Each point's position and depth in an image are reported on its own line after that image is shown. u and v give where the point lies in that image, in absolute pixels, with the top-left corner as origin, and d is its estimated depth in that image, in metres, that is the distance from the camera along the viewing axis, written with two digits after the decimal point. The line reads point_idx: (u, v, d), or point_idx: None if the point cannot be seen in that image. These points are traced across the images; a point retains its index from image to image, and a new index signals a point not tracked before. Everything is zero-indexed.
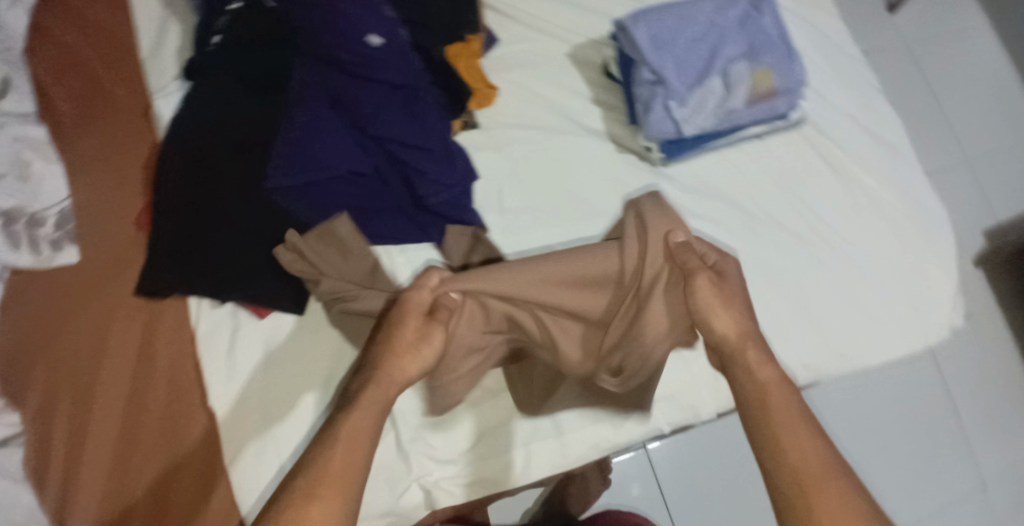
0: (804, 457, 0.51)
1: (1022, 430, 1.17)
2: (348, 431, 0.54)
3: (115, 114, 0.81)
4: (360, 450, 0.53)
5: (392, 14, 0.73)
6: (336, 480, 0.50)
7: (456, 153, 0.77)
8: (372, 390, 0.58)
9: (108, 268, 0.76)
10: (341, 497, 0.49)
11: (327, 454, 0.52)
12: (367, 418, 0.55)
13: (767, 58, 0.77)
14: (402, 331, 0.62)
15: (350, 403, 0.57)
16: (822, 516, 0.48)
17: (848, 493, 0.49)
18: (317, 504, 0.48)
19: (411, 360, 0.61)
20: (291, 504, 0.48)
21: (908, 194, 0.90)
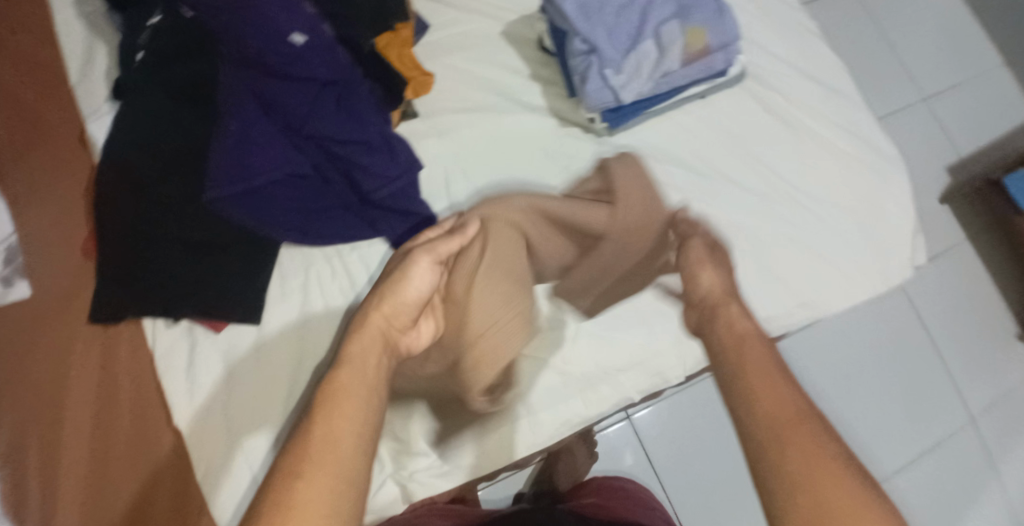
0: (776, 402, 0.49)
1: (1000, 357, 1.18)
2: (334, 394, 0.51)
3: (47, 142, 0.79)
4: (349, 418, 0.50)
5: (314, 10, 0.71)
6: (328, 452, 0.47)
7: (396, 144, 0.75)
8: (355, 338, 0.57)
9: (59, 299, 0.74)
10: (332, 471, 0.46)
11: (312, 430, 0.49)
12: (353, 378, 0.53)
13: (697, 16, 0.76)
14: (391, 273, 0.62)
15: (347, 358, 0.55)
16: (794, 461, 0.45)
17: (820, 436, 0.47)
18: (303, 481, 0.45)
19: (400, 305, 0.61)
20: (275, 487, 0.45)
21: (855, 137, 0.90)
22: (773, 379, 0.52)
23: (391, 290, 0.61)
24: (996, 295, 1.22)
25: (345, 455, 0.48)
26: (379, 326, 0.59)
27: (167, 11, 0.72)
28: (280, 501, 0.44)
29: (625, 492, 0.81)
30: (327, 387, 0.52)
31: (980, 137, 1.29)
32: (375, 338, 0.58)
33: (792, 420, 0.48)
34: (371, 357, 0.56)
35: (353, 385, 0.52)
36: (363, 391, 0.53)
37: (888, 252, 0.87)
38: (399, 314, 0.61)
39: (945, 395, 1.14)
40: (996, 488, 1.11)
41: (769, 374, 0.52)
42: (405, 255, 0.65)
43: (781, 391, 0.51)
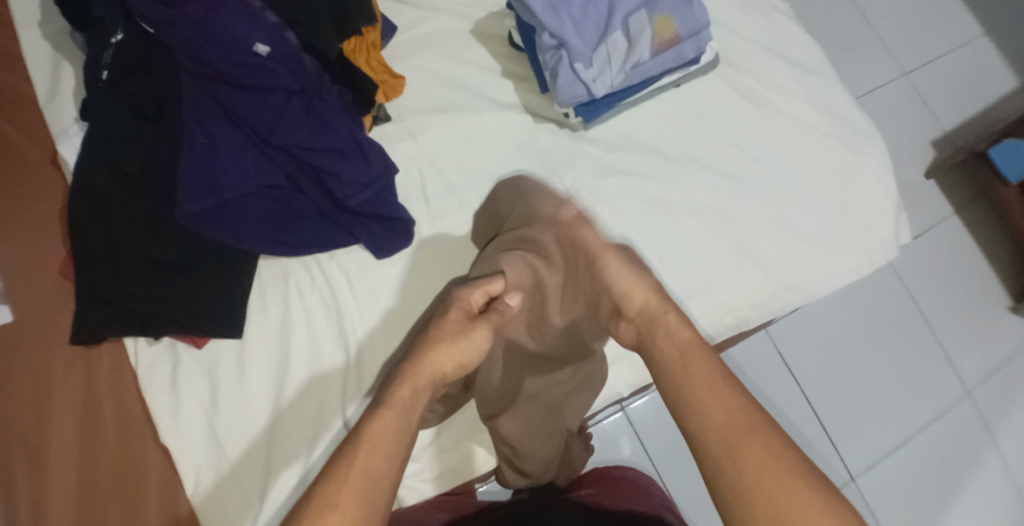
0: (720, 413, 0.49)
1: (993, 328, 1.18)
2: (372, 434, 0.49)
3: (18, 166, 0.78)
4: (385, 456, 0.48)
5: (275, 18, 0.71)
6: (358, 484, 0.46)
7: (369, 147, 0.74)
8: (400, 384, 0.54)
9: (36, 320, 0.74)
10: (361, 506, 0.45)
11: (344, 464, 0.47)
12: (388, 423, 0.50)
13: (664, 3, 0.76)
14: (447, 327, 0.60)
15: (382, 400, 0.53)
16: (749, 475, 0.46)
17: (776, 445, 0.47)
18: (335, 514, 0.44)
19: (450, 358, 0.58)
20: (306, 514, 0.44)
21: (833, 116, 0.89)
22: (719, 388, 0.51)
23: (448, 346, 0.58)
24: (987, 267, 1.22)
25: (376, 493, 0.46)
26: (430, 371, 0.56)
27: (129, 28, 0.72)
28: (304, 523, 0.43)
29: (626, 481, 0.76)
30: (361, 431, 0.49)
31: (962, 110, 1.29)
32: (420, 383, 0.55)
33: (746, 429, 0.48)
34: (415, 402, 0.54)
35: (388, 429, 0.50)
36: (399, 433, 0.50)
37: (871, 232, 0.87)
38: (448, 371, 0.58)
39: (940, 370, 1.14)
40: (994, 459, 1.12)
41: (717, 381, 0.51)
42: (465, 308, 0.62)
43: (724, 396, 0.50)
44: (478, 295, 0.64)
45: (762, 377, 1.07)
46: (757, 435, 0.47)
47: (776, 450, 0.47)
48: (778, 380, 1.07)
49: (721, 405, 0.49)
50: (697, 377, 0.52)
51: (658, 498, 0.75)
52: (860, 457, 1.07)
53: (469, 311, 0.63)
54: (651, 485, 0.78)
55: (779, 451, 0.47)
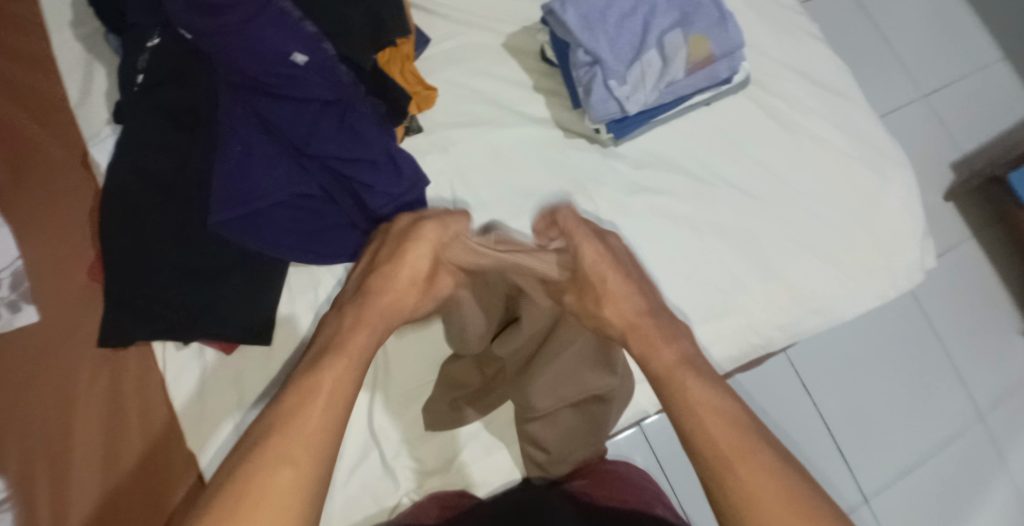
0: (713, 440, 0.50)
1: (1007, 353, 1.18)
2: (322, 383, 0.52)
3: (50, 167, 0.78)
4: (331, 406, 0.51)
5: (314, 28, 0.69)
6: (306, 434, 0.49)
7: (401, 159, 0.74)
8: (353, 334, 0.58)
9: (63, 324, 0.73)
10: (311, 456, 0.48)
11: (292, 415, 0.50)
12: (338, 374, 0.54)
13: (699, 24, 0.77)
14: (403, 268, 0.64)
15: (331, 352, 0.56)
16: (744, 484, 0.47)
17: (771, 463, 0.48)
18: (287, 469, 0.47)
19: (402, 302, 0.64)
20: (261, 470, 0.46)
21: (860, 138, 0.90)
22: (716, 413, 0.52)
23: (392, 290, 0.64)
24: (1002, 291, 1.22)
25: (320, 443, 0.49)
26: (379, 319, 0.61)
27: (166, 34, 0.72)
28: (250, 475, 0.46)
29: (621, 478, 0.75)
30: (313, 382, 0.53)
31: (981, 133, 1.29)
32: (367, 330, 0.60)
33: (733, 454, 0.49)
34: (367, 352, 0.58)
35: (340, 380, 0.53)
36: (348, 382, 0.54)
37: (895, 255, 0.87)
38: (403, 313, 0.64)
39: (955, 393, 1.14)
40: (1005, 483, 1.11)
41: (716, 409, 0.52)
42: (424, 249, 0.65)
43: (718, 422, 0.51)
44: (438, 233, 0.65)
45: (779, 397, 1.07)
46: (746, 460, 0.48)
47: (770, 470, 0.48)
48: (796, 400, 1.07)
49: (716, 430, 0.51)
50: (691, 399, 0.53)
51: (652, 495, 0.74)
52: (874, 479, 1.07)
53: (432, 254, 0.65)
54: (648, 483, 0.77)
55: (769, 475, 0.48)
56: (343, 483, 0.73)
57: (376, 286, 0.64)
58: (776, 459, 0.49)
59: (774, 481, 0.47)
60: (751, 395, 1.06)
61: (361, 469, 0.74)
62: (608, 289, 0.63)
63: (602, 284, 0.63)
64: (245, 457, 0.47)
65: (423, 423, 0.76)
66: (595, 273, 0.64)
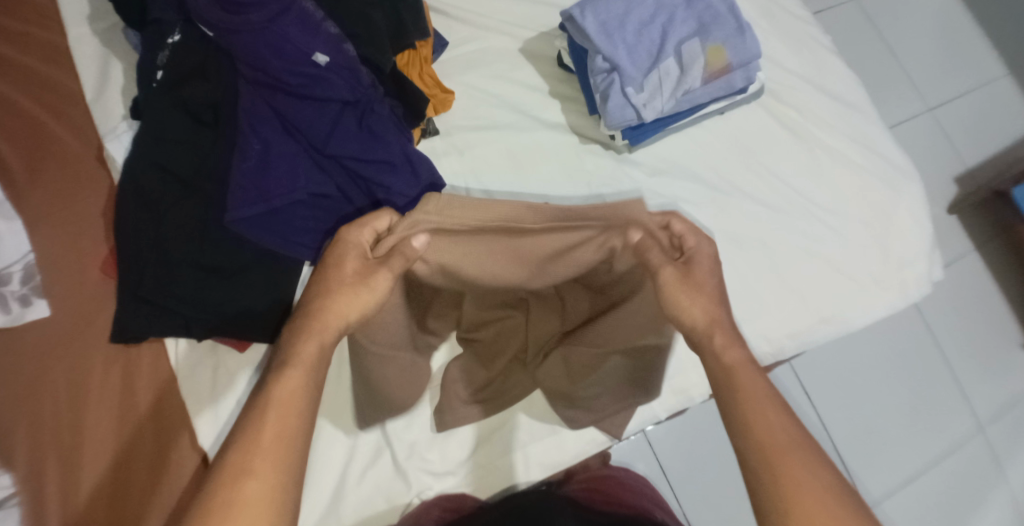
0: (764, 427, 0.51)
1: (1006, 365, 1.19)
2: (279, 390, 0.51)
3: (65, 162, 0.78)
4: (284, 424, 0.49)
5: (335, 29, 0.71)
6: (270, 449, 0.48)
7: (419, 161, 0.75)
8: (304, 341, 0.55)
9: (75, 320, 0.73)
10: (279, 467, 0.47)
11: (258, 429, 0.48)
12: (295, 389, 0.51)
13: (717, 34, 0.78)
14: (345, 273, 0.60)
15: (283, 360, 0.54)
16: (789, 479, 0.48)
17: (811, 461, 0.48)
18: (252, 481, 0.46)
19: (349, 307, 0.59)
20: (223, 484, 0.46)
21: (869, 148, 0.91)
22: (766, 403, 0.52)
23: (326, 290, 0.59)
24: (1003, 303, 1.23)
25: (291, 448, 0.49)
26: (326, 323, 0.57)
27: (187, 30, 0.72)
28: (228, 497, 0.45)
29: (623, 487, 0.78)
30: (268, 391, 0.51)
31: (985, 146, 1.30)
32: (317, 336, 0.56)
33: (781, 447, 0.49)
34: (317, 355, 0.55)
35: (293, 392, 0.51)
36: (310, 384, 0.52)
37: (904, 265, 0.88)
38: (351, 321, 0.59)
39: (956, 404, 1.15)
40: (1005, 495, 1.11)
41: (764, 399, 0.52)
42: (358, 253, 0.62)
43: (776, 414, 0.51)
44: (364, 235, 0.64)
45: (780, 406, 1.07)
46: (794, 454, 0.49)
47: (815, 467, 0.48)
48: (799, 409, 1.08)
49: (769, 420, 0.51)
50: (747, 387, 0.53)
51: (651, 500, 0.78)
52: (877, 486, 1.08)
53: (363, 253, 0.63)
54: (645, 489, 0.80)
55: (816, 471, 0.48)
56: (356, 482, 0.73)
57: (320, 297, 0.59)
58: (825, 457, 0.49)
59: (814, 474, 0.48)
60: None
61: (373, 469, 0.74)
62: (704, 284, 0.62)
63: (697, 271, 0.63)
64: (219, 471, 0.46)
65: (434, 425, 0.76)
66: (700, 265, 0.63)
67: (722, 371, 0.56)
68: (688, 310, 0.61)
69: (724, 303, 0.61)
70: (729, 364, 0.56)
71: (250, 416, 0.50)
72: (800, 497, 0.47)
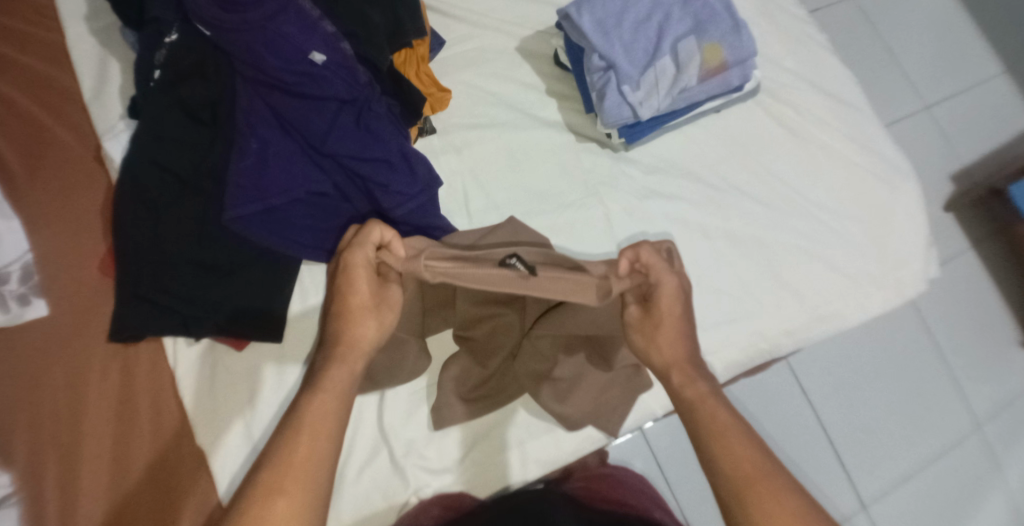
0: (732, 459, 0.53)
1: (1004, 364, 1.19)
2: (310, 417, 0.53)
3: (63, 161, 0.78)
4: (319, 449, 0.51)
5: (332, 28, 0.72)
6: (301, 470, 0.50)
7: (416, 160, 0.75)
8: (333, 368, 0.57)
9: (73, 319, 0.73)
10: (304, 484, 0.49)
11: (290, 451, 0.51)
12: (326, 414, 0.54)
13: (713, 32, 0.79)
14: (357, 295, 0.60)
15: (314, 387, 0.55)
16: (760, 506, 0.50)
17: (784, 488, 0.50)
18: (281, 499, 0.48)
19: (370, 330, 0.60)
20: (255, 504, 0.48)
21: (866, 147, 0.91)
22: (734, 436, 0.55)
23: (346, 316, 0.59)
24: (1000, 302, 1.23)
25: (314, 466, 0.50)
26: (351, 349, 0.58)
27: (185, 30, 0.72)
28: (258, 516, 0.47)
29: (621, 484, 0.78)
30: (299, 418, 0.53)
31: (982, 145, 1.31)
32: (345, 362, 0.57)
33: (754, 476, 0.52)
34: (344, 379, 0.56)
35: (324, 418, 0.53)
36: (340, 408, 0.55)
37: (902, 265, 0.88)
38: (374, 341, 0.60)
39: (953, 402, 1.15)
40: (1001, 494, 1.12)
41: (733, 431, 0.55)
42: (365, 270, 0.60)
43: (741, 444, 0.54)
44: (366, 253, 0.60)
45: (778, 403, 1.08)
46: (764, 482, 0.51)
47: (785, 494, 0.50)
48: (796, 406, 1.08)
49: (738, 453, 0.53)
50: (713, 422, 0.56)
51: (649, 498, 0.78)
52: (873, 483, 1.08)
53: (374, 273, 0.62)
54: (644, 486, 0.81)
55: (788, 495, 0.50)
56: (353, 480, 0.74)
57: (342, 323, 0.59)
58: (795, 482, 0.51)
59: (788, 500, 0.50)
60: (747, 405, 1.06)
61: (370, 466, 0.75)
62: (666, 329, 0.62)
63: (665, 311, 0.63)
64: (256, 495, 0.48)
65: (429, 422, 0.77)
66: (663, 305, 0.63)
67: (687, 407, 0.59)
68: (653, 351, 0.63)
69: (692, 341, 0.62)
70: (690, 401, 0.59)
71: (279, 437, 0.52)
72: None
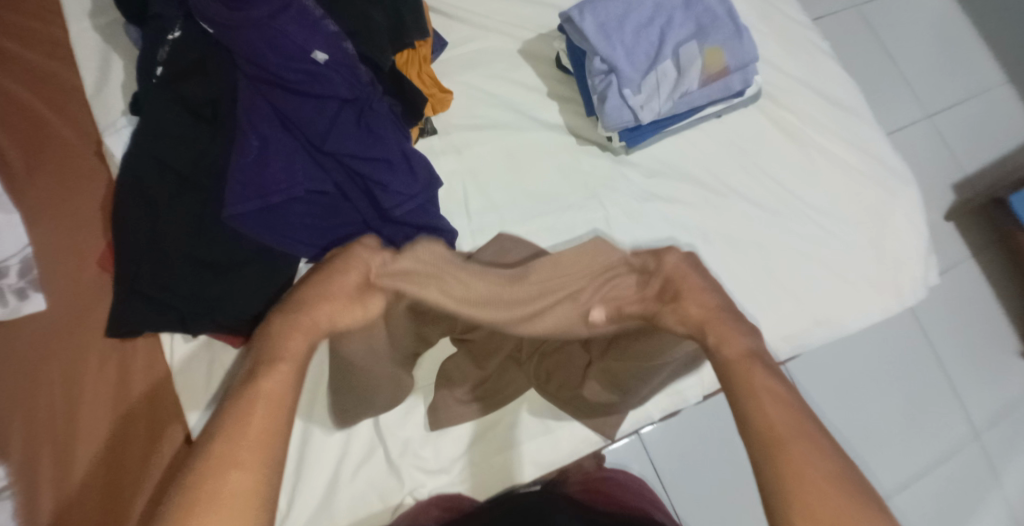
0: (764, 417, 0.46)
1: (1003, 375, 1.19)
2: (263, 390, 0.46)
3: (65, 157, 0.78)
4: (275, 415, 0.46)
5: (335, 27, 0.72)
6: (257, 436, 0.44)
7: (416, 159, 0.75)
8: (290, 338, 0.51)
9: (71, 314, 0.73)
10: (263, 460, 0.43)
11: (245, 418, 0.44)
12: (281, 386, 0.47)
13: (714, 36, 0.79)
14: (338, 286, 0.56)
15: (268, 354, 0.49)
16: (793, 462, 0.43)
17: (819, 447, 0.44)
18: (234, 472, 0.42)
19: (341, 315, 0.56)
20: (206, 471, 0.41)
21: (867, 154, 0.91)
22: (767, 389, 0.47)
23: (332, 300, 0.55)
24: (1001, 312, 1.23)
25: (274, 443, 0.44)
26: (314, 327, 0.53)
27: (187, 27, 0.73)
28: (212, 488, 0.41)
29: (622, 486, 0.78)
30: (255, 385, 0.46)
31: (983, 153, 1.31)
32: (305, 339, 0.52)
33: (783, 435, 0.44)
34: (305, 356, 0.51)
35: (281, 389, 0.47)
36: (293, 387, 0.48)
37: (901, 270, 0.88)
38: (343, 325, 0.57)
39: (952, 410, 1.15)
40: (999, 502, 1.11)
41: (767, 388, 0.47)
42: (360, 270, 0.59)
43: (773, 399, 0.47)
44: (366, 260, 0.60)
45: None
46: (797, 440, 0.44)
47: (820, 453, 0.43)
48: None
49: (770, 409, 0.46)
50: (748, 382, 0.49)
51: (649, 501, 0.78)
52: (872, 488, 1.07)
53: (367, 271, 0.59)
54: (643, 489, 0.81)
55: (821, 456, 0.43)
56: (349, 479, 0.74)
57: (311, 302, 0.54)
58: (831, 443, 0.44)
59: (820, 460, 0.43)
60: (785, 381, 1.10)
61: (366, 466, 0.75)
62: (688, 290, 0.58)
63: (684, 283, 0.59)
64: (196, 459, 0.42)
65: (428, 422, 0.76)
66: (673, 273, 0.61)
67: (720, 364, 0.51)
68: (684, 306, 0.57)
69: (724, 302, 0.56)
70: (727, 356, 0.51)
71: (237, 401, 0.46)
72: (805, 495, 0.41)
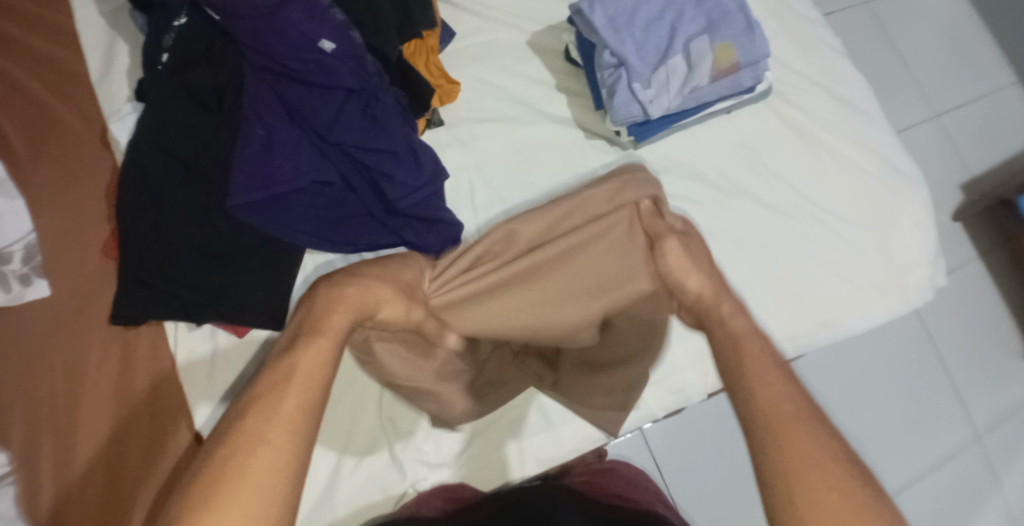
0: None
1: (1005, 378, 1.19)
2: (302, 363, 0.49)
3: (69, 144, 0.78)
4: (311, 386, 0.48)
5: (342, 16, 0.71)
6: (286, 417, 0.45)
7: (422, 151, 0.75)
8: (331, 316, 0.54)
9: (73, 301, 0.73)
10: (293, 437, 0.44)
11: (279, 394, 0.46)
12: (317, 361, 0.49)
13: (725, 32, 0.78)
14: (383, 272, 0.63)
15: (308, 333, 0.52)
16: None
17: None
18: (267, 448, 0.43)
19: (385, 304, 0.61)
20: (230, 450, 0.42)
21: (876, 154, 0.91)
22: None
23: (368, 289, 0.59)
24: (1005, 315, 1.22)
25: (306, 421, 0.46)
26: (353, 308, 0.57)
27: (193, 13, 0.72)
28: (240, 463, 0.42)
29: (624, 480, 0.78)
30: (288, 363, 0.49)
31: (992, 154, 1.30)
32: (343, 320, 0.55)
33: None
34: (343, 333, 0.53)
35: (318, 365, 0.49)
36: (330, 363, 0.50)
37: (906, 271, 0.87)
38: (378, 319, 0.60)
39: (954, 412, 1.14)
40: (998, 504, 1.11)
41: None
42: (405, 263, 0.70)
43: None
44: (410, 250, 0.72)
45: None
46: None
47: None
48: None
49: None
50: None
51: (651, 494, 0.77)
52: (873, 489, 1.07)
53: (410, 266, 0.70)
54: (645, 482, 0.81)
55: None
56: (351, 472, 0.74)
57: (356, 291, 0.58)
58: None
59: None
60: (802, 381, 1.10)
61: (369, 459, 0.74)
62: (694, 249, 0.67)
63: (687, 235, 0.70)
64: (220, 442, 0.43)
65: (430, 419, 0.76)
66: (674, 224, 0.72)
67: None
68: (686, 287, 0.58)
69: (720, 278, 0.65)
70: None
71: (267, 384, 0.47)
72: None
